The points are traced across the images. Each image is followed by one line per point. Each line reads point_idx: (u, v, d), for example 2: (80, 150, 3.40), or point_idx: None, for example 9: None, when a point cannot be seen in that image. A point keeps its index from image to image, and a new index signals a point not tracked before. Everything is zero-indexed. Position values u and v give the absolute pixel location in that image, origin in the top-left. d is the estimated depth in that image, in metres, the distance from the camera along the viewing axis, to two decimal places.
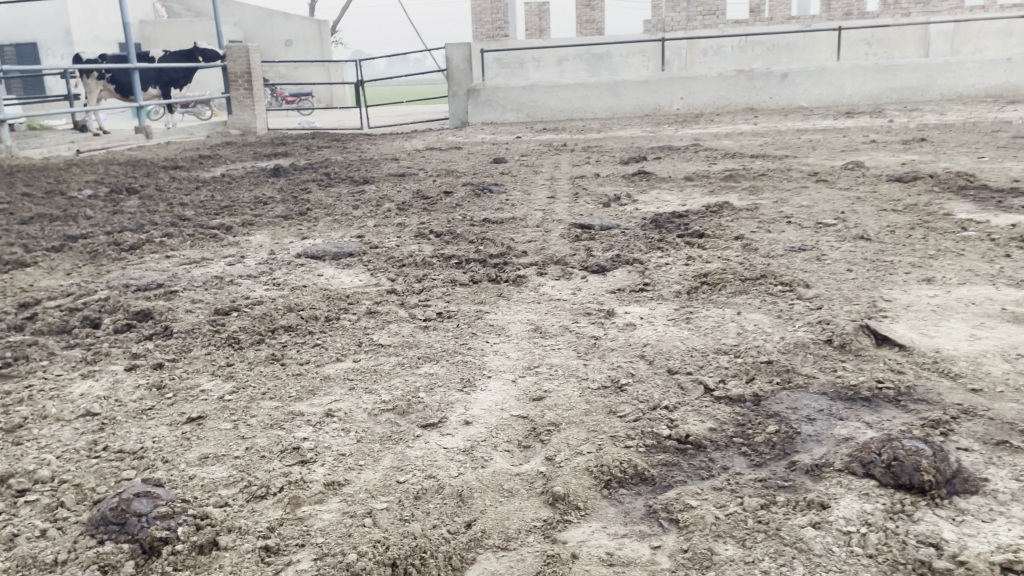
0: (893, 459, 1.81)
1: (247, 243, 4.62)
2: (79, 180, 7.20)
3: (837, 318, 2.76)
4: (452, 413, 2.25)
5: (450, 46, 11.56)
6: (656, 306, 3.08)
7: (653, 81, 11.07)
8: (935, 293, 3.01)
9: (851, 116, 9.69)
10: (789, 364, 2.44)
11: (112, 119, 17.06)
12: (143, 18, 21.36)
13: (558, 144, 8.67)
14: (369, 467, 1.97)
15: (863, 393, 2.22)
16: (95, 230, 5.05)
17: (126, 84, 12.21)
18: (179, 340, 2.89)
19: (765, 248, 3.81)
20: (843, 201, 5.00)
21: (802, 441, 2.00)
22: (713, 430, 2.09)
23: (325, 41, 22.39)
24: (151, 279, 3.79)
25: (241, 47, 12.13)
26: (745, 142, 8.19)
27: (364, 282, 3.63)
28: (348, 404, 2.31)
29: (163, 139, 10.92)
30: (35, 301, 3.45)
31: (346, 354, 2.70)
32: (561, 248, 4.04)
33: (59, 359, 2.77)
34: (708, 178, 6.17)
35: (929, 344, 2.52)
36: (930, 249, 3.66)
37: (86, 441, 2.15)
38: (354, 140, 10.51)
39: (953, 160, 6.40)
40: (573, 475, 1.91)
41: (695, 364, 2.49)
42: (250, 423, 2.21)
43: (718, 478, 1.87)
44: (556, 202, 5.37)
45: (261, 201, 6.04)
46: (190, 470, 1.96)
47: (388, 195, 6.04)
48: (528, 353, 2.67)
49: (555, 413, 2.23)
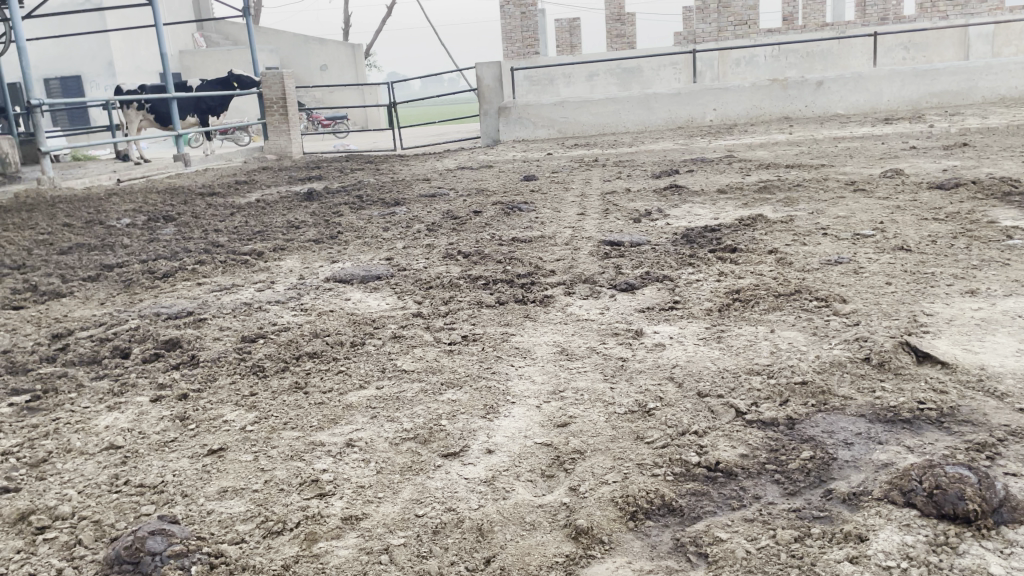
0: (935, 487, 1.70)
1: (278, 268, 4.63)
2: (118, 209, 7.33)
3: (874, 334, 2.66)
4: (475, 441, 2.19)
5: (480, 65, 11.55)
6: (687, 325, 3.00)
7: (684, 93, 10.97)
8: (979, 306, 2.89)
9: (890, 122, 9.48)
10: (825, 385, 2.34)
11: (153, 147, 17.44)
12: (183, 48, 21.88)
13: (590, 159, 8.62)
14: (389, 500, 1.92)
15: (904, 415, 2.11)
16: (130, 259, 5.12)
17: (165, 113, 12.46)
18: (205, 369, 2.88)
19: (801, 262, 3.71)
20: (882, 210, 4.87)
21: (839, 467, 1.91)
22: (744, 456, 2.01)
23: (359, 65, 22.69)
24: (182, 307, 3.81)
25: (276, 73, 12.30)
26: (780, 152, 8.05)
27: (391, 305, 3.61)
28: (370, 433, 2.27)
29: (200, 166, 11.08)
30: (68, 331, 3.49)
31: (369, 381, 2.66)
32: (591, 266, 3.98)
33: (87, 391, 2.78)
34: (742, 189, 6.06)
35: (973, 360, 2.40)
36: (974, 259, 3.53)
37: (108, 475, 2.14)
38: (387, 162, 10.57)
39: (997, 164, 6.22)
40: (597, 507, 1.84)
41: (726, 386, 2.41)
42: (270, 455, 2.18)
43: (750, 509, 1.79)
44: (586, 219, 5.31)
45: (293, 225, 6.08)
46: (208, 505, 1.94)
47: (418, 216, 6.04)
48: (553, 377, 2.61)
49: (580, 440, 2.17)
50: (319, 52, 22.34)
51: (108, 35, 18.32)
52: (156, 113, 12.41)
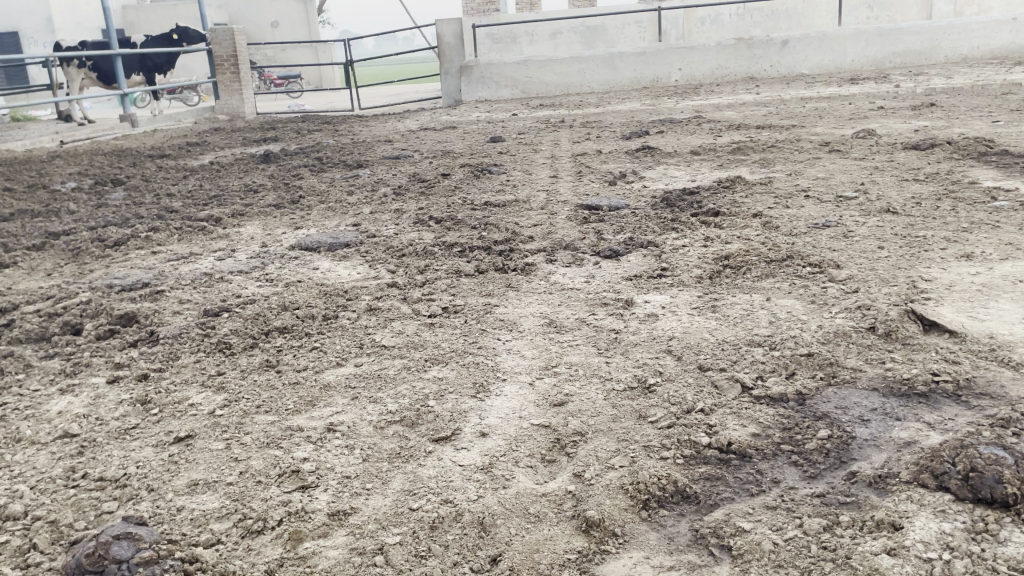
0: (971, 470, 1.60)
1: (238, 235, 4.39)
2: (61, 173, 6.94)
3: (877, 302, 2.55)
4: (467, 423, 2.04)
5: (441, 21, 11.15)
6: (678, 294, 2.87)
7: (651, 52, 10.78)
8: (977, 270, 2.79)
9: (856, 82, 9.44)
10: (832, 356, 2.23)
11: (97, 108, 16.73)
12: (126, 4, 21.01)
13: (556, 121, 8.40)
14: (379, 492, 1.76)
15: (919, 388, 2.01)
16: (78, 225, 4.83)
17: (108, 71, 11.86)
18: (166, 347, 2.67)
19: (787, 226, 3.59)
20: (860, 171, 4.79)
21: (858, 447, 1.80)
22: (757, 436, 1.89)
23: (313, 23, 22.01)
24: (136, 278, 3.56)
25: (226, 29, 11.77)
26: (748, 112, 7.94)
27: (362, 274, 3.42)
28: (352, 416, 2.10)
29: (149, 126, 10.61)
30: (12, 306, 3.23)
31: (347, 358, 2.48)
32: (570, 232, 3.84)
33: (36, 371, 2.55)
34: (715, 150, 5.94)
35: (981, 328, 2.30)
36: (963, 221, 3.45)
37: (63, 467, 1.94)
38: (346, 123, 10.22)
39: (969, 124, 6.18)
40: (606, 496, 1.71)
41: (729, 359, 2.28)
42: (244, 442, 1.99)
43: (770, 495, 1.67)
44: (559, 182, 5.16)
45: (251, 189, 5.82)
46: (178, 501, 1.76)
47: (384, 179, 5.83)
48: (544, 351, 2.46)
49: (580, 421, 2.03)
50: (270, 9, 21.56)
51: None
52: (99, 70, 11.81)
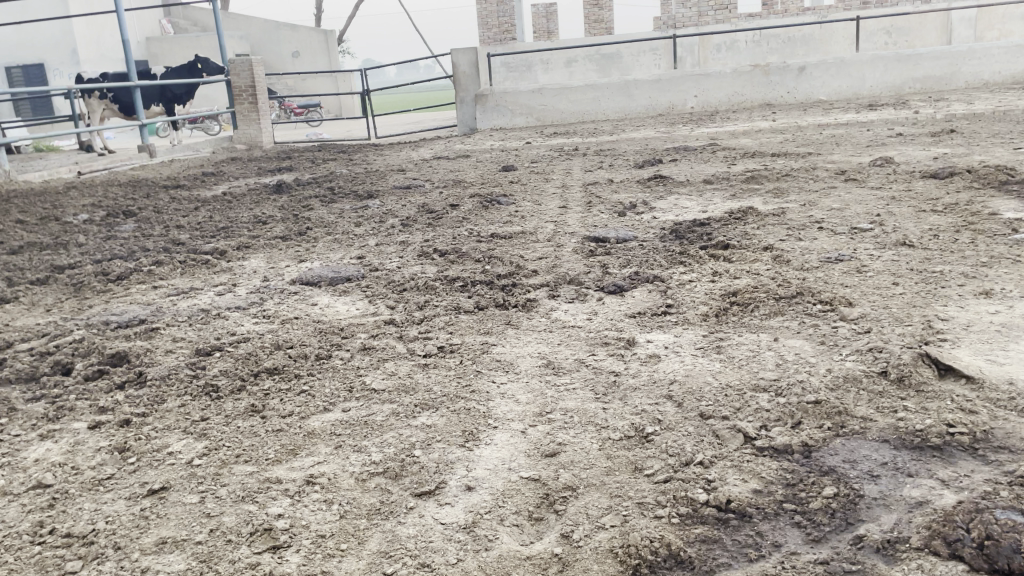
0: (986, 538, 1.49)
1: (240, 269, 4.35)
2: (75, 204, 6.96)
3: (890, 344, 2.43)
4: (453, 475, 1.94)
5: (456, 51, 11.19)
6: (682, 333, 2.76)
7: (666, 79, 10.72)
8: (996, 309, 2.66)
9: (874, 109, 9.30)
10: (841, 404, 2.11)
11: (119, 139, 16.95)
12: (150, 35, 21.35)
13: (569, 149, 8.35)
14: (353, 553, 1.66)
15: (933, 441, 1.88)
16: (84, 259, 4.80)
17: (129, 102, 12.00)
18: (153, 389, 2.59)
19: (799, 260, 3.48)
20: (876, 201, 4.65)
21: (867, 506, 1.68)
22: (758, 493, 1.77)
23: (333, 52, 22.25)
24: (133, 314, 3.51)
25: (244, 60, 11.87)
26: (764, 140, 7.84)
27: (361, 310, 3.35)
28: (333, 467, 2.01)
29: (166, 157, 10.67)
30: (6, 345, 3.18)
31: (335, 403, 2.39)
32: (575, 265, 3.75)
33: (19, 416, 2.48)
34: (728, 179, 5.83)
35: (1001, 374, 2.17)
36: (982, 255, 3.31)
37: (31, 522, 1.86)
38: (360, 151, 10.22)
39: (989, 152, 6.04)
40: (594, 560, 1.60)
41: (732, 406, 2.17)
42: (219, 496, 1.90)
43: (770, 561, 1.55)
44: (568, 212, 5.07)
45: (260, 220, 5.78)
46: (143, 561, 1.67)
47: (392, 210, 5.78)
48: (539, 396, 2.36)
49: (571, 473, 1.92)
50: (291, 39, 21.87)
51: (71, 22, 17.78)
52: (119, 102, 11.95)
